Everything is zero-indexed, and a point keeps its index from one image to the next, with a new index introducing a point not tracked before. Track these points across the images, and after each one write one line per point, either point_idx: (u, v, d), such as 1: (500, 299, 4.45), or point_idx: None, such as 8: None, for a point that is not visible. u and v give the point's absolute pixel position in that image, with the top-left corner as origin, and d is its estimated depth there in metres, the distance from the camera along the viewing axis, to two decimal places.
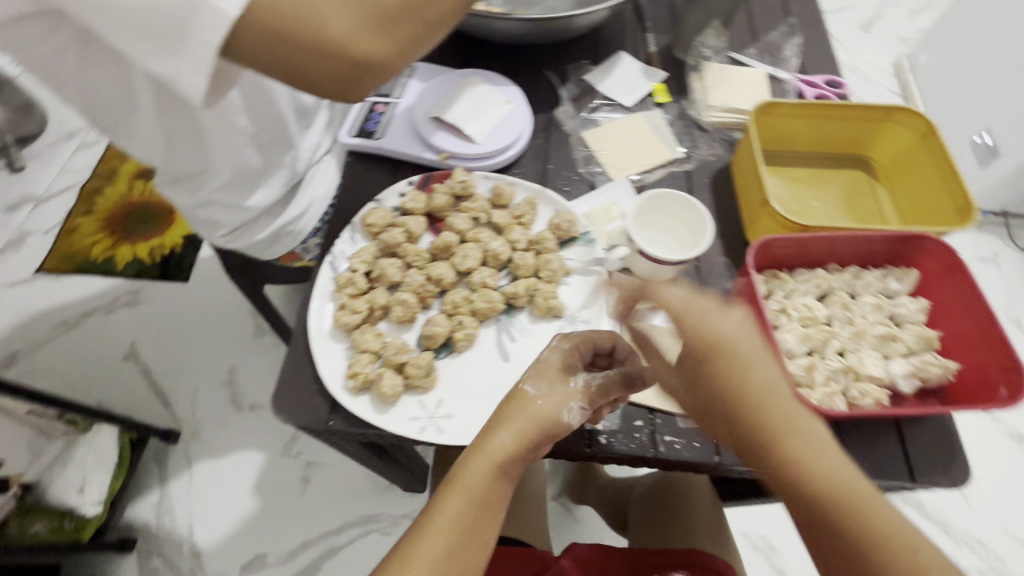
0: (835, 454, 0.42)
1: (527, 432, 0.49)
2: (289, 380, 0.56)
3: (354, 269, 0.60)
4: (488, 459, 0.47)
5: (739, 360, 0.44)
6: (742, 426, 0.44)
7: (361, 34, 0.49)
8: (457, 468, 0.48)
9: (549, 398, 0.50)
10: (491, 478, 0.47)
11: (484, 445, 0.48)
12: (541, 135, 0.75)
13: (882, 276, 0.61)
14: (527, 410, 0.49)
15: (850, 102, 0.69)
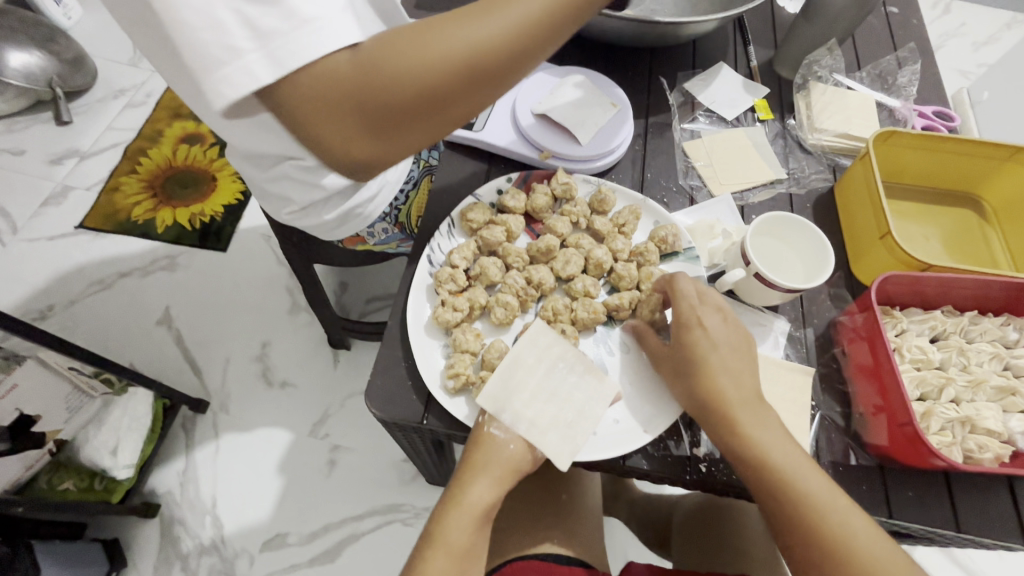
0: (768, 428, 0.48)
1: (503, 478, 0.50)
2: (383, 370, 0.54)
3: (455, 265, 0.58)
4: (468, 510, 0.49)
5: (710, 340, 0.50)
6: (698, 394, 0.50)
7: (370, 138, 0.46)
8: (438, 521, 0.50)
9: (518, 441, 0.50)
10: (472, 530, 0.49)
11: (461, 497, 0.50)
12: (639, 141, 0.72)
13: (1001, 324, 0.59)
14: (501, 457, 0.50)
15: (974, 137, 0.65)
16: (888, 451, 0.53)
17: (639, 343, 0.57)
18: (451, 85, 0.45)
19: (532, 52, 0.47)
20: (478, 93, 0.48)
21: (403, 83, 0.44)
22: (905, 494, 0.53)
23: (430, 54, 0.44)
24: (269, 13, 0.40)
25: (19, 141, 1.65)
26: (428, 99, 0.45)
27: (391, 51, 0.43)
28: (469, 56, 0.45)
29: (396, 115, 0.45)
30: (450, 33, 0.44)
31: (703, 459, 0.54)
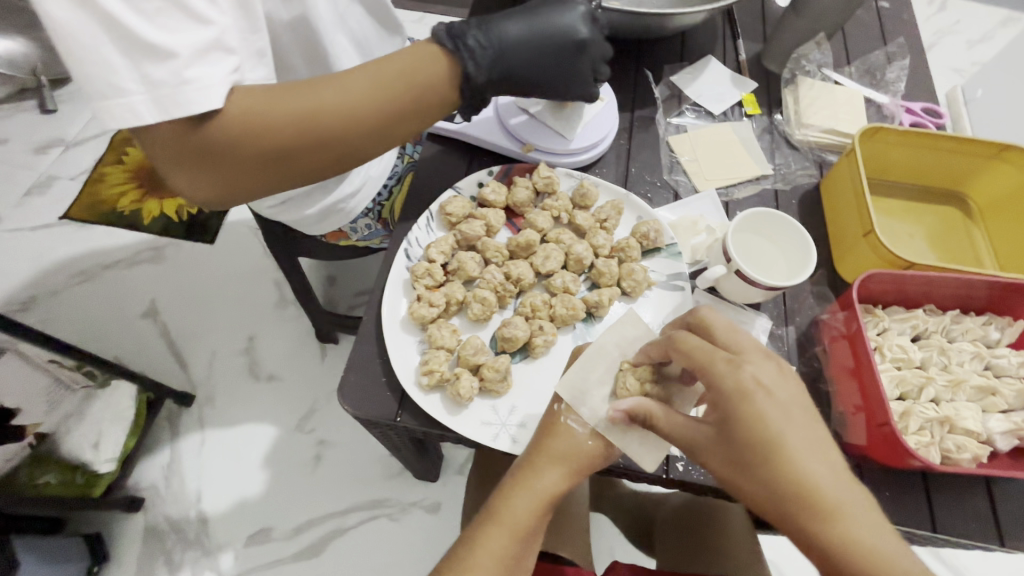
0: (818, 472, 0.39)
1: (577, 470, 0.49)
2: (359, 366, 0.53)
3: (432, 260, 0.57)
4: (536, 495, 0.48)
5: (742, 377, 0.42)
6: (732, 438, 0.41)
7: (227, 192, 0.45)
8: (501, 498, 0.48)
9: (596, 437, 0.49)
10: (537, 513, 0.48)
11: (531, 480, 0.48)
12: (624, 135, 0.71)
13: (983, 323, 0.58)
14: (577, 449, 0.49)
15: (961, 134, 0.65)
16: (867, 452, 0.52)
17: None
18: (312, 146, 0.45)
19: (402, 121, 0.47)
20: (345, 157, 0.47)
21: (259, 141, 0.43)
22: (882, 493, 0.52)
23: (289, 115, 0.43)
24: (161, 66, 0.39)
25: (2, 129, 1.62)
26: (286, 158, 0.44)
27: (251, 109, 0.42)
28: (330, 118, 0.44)
29: (251, 175, 0.45)
30: (313, 95, 0.44)
31: (680, 459, 0.54)
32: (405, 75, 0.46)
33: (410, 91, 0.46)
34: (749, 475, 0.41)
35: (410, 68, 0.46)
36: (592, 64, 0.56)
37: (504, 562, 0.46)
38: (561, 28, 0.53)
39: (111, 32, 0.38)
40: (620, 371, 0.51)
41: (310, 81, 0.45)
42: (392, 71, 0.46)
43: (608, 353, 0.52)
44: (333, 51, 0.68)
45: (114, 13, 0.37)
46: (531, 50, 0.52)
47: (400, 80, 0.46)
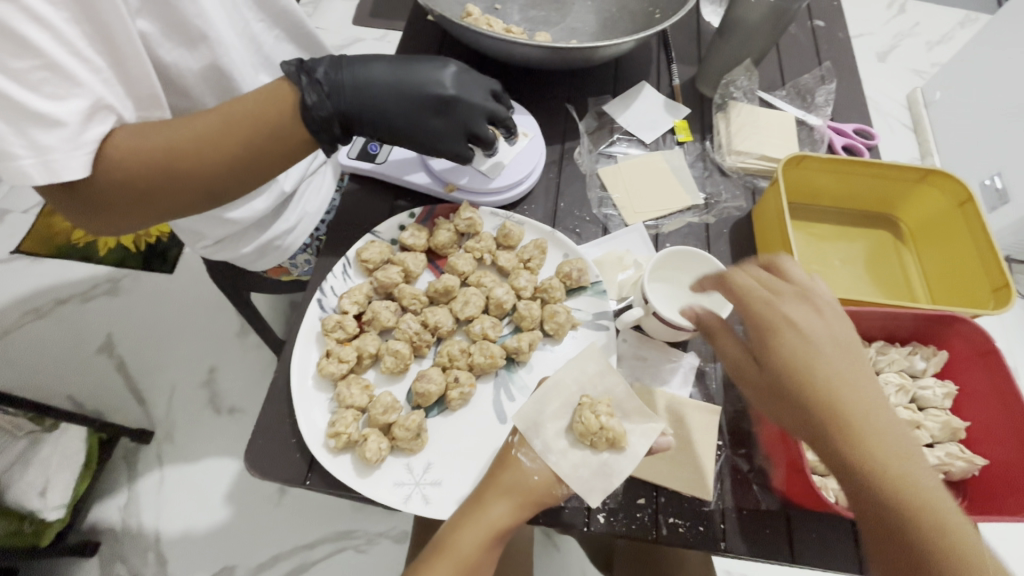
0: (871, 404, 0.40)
1: (525, 504, 0.47)
2: (267, 429, 0.51)
3: (345, 311, 0.55)
4: (483, 528, 0.46)
5: (809, 349, 0.42)
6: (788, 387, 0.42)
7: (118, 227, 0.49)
8: (448, 530, 0.47)
9: (545, 471, 0.48)
10: (483, 545, 0.46)
11: (478, 513, 0.47)
12: (553, 168, 0.70)
13: (909, 353, 0.58)
14: (525, 484, 0.47)
15: (884, 160, 0.65)
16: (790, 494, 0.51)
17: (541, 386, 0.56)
18: (175, 184, 0.47)
19: (263, 156, 0.49)
20: (213, 193, 0.49)
21: (124, 180, 0.45)
22: (808, 536, 0.51)
23: (149, 156, 0.45)
24: (48, 134, 0.42)
25: None
26: (154, 196, 0.47)
27: (115, 154, 0.45)
28: (189, 154, 0.46)
29: (129, 214, 0.48)
30: (172, 134, 0.46)
31: (602, 509, 0.52)
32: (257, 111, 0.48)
33: (261, 125, 0.48)
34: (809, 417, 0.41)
35: (263, 106, 0.48)
36: (464, 125, 0.57)
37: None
38: (426, 81, 0.55)
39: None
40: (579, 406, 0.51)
41: (171, 121, 0.47)
42: (245, 109, 0.48)
43: (567, 388, 0.52)
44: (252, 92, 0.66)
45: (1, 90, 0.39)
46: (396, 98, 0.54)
47: (253, 115, 0.48)
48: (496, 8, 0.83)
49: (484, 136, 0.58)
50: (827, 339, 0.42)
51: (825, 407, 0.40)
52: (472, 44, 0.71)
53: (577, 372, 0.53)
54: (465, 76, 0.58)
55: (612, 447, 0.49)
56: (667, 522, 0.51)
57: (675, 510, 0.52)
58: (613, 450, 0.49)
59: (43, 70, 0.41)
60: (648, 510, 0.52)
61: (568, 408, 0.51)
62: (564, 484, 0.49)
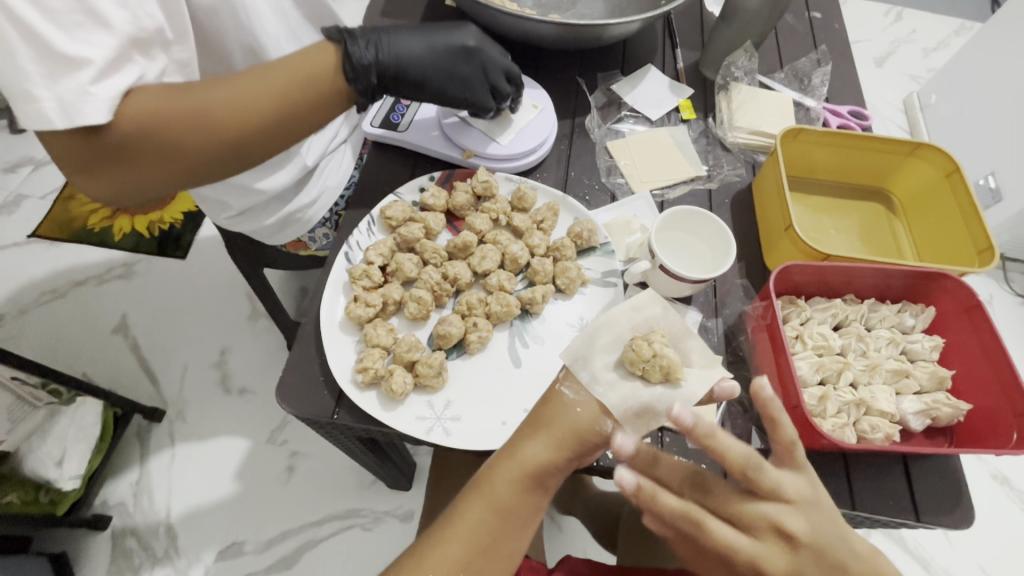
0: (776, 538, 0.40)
1: (564, 443, 0.48)
2: (297, 368, 0.55)
3: (370, 262, 0.59)
4: (519, 465, 0.47)
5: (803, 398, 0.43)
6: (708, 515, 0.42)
7: (154, 176, 0.47)
8: (487, 470, 0.49)
9: (587, 402, 0.48)
10: (519, 486, 0.47)
11: (517, 450, 0.48)
12: (564, 141, 0.74)
13: (899, 311, 0.62)
14: (568, 417, 0.48)
15: (875, 134, 0.69)
16: None
17: (553, 334, 0.59)
18: (207, 136, 0.47)
19: (323, 104, 0.52)
20: (261, 148, 0.51)
21: (172, 126, 0.45)
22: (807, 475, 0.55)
23: (186, 112, 0.45)
24: (74, 74, 0.41)
25: None
26: (180, 150, 0.46)
27: (135, 119, 0.44)
28: (228, 109, 0.47)
29: (164, 153, 0.46)
30: (210, 95, 0.47)
31: (610, 446, 0.55)
32: (307, 68, 0.51)
33: (309, 80, 0.51)
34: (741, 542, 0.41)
35: (310, 66, 0.51)
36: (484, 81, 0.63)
37: (480, 531, 0.47)
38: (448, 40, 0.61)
39: (25, 42, 0.40)
40: (631, 340, 0.48)
41: (205, 83, 0.48)
42: (294, 67, 0.50)
43: (620, 326, 0.49)
44: None
45: (24, 17, 0.39)
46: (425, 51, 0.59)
47: (300, 69, 0.50)
48: None
49: (507, 91, 0.66)
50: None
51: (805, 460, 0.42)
52: (488, 23, 0.76)
53: (631, 314, 0.50)
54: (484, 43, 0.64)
55: (666, 380, 0.46)
56: (672, 459, 0.55)
57: (679, 448, 0.55)
58: (667, 385, 0.46)
59: (82, 13, 0.41)
60: (654, 448, 0.55)
61: (619, 344, 0.49)
62: (609, 421, 0.47)
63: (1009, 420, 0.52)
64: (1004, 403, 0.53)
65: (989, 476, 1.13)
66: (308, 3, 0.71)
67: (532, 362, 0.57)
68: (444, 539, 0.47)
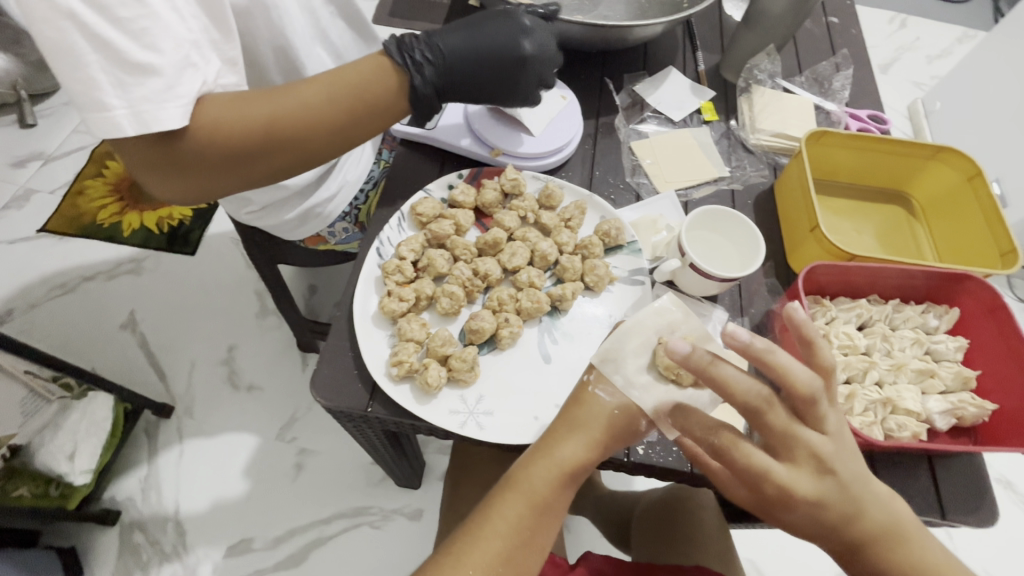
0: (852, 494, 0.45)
1: (601, 440, 0.50)
2: (331, 360, 0.55)
3: (403, 257, 0.60)
4: (559, 462, 0.48)
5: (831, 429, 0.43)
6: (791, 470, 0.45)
7: (218, 181, 0.51)
8: (522, 465, 0.49)
9: (621, 405, 0.50)
10: (557, 483, 0.48)
11: (556, 445, 0.49)
12: (588, 141, 0.75)
13: (923, 312, 0.62)
14: (606, 415, 0.50)
15: (898, 136, 0.69)
16: None
17: (583, 332, 0.60)
18: (271, 149, 0.51)
19: (377, 124, 0.56)
20: (316, 153, 0.54)
21: (237, 132, 0.49)
22: None
23: (252, 125, 0.49)
24: (143, 82, 0.45)
25: None
26: (247, 160, 0.50)
27: (204, 128, 0.48)
28: (293, 126, 0.51)
29: (228, 158, 0.50)
30: (274, 102, 0.50)
31: (640, 443, 0.56)
32: (359, 80, 0.53)
33: (367, 101, 0.54)
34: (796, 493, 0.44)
35: (370, 86, 0.54)
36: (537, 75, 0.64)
37: (518, 530, 0.47)
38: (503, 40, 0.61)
39: (98, 50, 0.43)
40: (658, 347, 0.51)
41: (267, 90, 0.51)
42: (354, 87, 0.53)
43: (645, 330, 0.52)
44: (308, 62, 0.69)
45: (92, 25, 0.42)
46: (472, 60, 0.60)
47: (354, 83, 0.53)
48: None
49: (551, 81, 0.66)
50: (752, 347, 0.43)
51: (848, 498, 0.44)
52: None
53: (657, 316, 0.52)
54: (538, 31, 0.63)
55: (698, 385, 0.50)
56: None
57: None
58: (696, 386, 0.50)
59: (144, 19, 0.44)
60: None
61: (647, 347, 0.51)
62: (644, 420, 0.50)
63: None
64: None
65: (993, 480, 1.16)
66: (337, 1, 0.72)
67: (562, 358, 0.58)
68: (478, 540, 0.46)
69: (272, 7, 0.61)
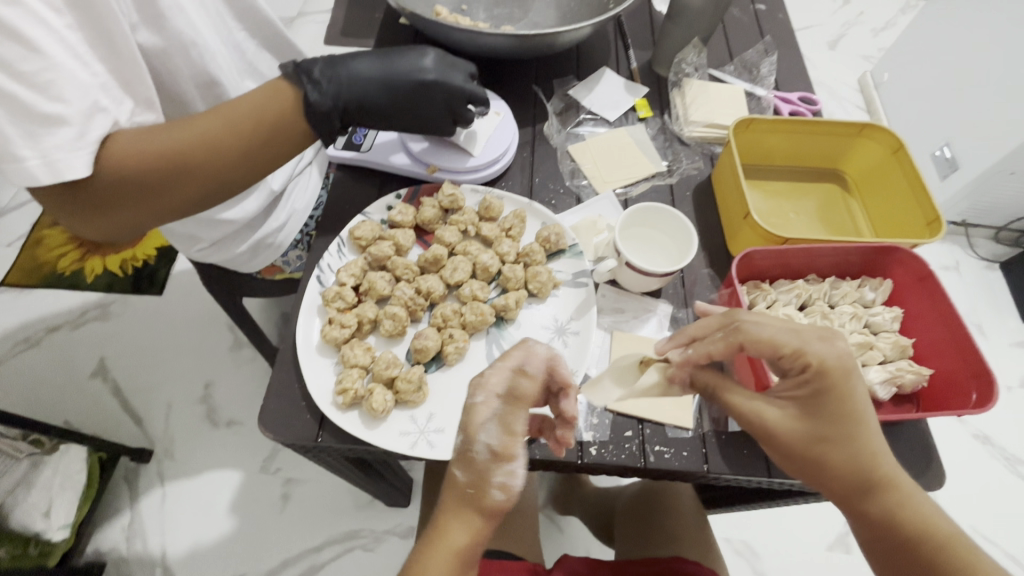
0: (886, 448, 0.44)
1: (476, 514, 0.43)
2: (279, 395, 0.55)
3: (343, 283, 0.60)
4: (448, 549, 0.42)
5: (859, 402, 0.44)
6: (817, 415, 0.44)
7: (134, 217, 0.51)
8: (412, 563, 0.43)
9: (482, 478, 0.43)
10: (453, 575, 0.42)
11: (442, 532, 0.43)
12: (527, 148, 0.76)
13: (859, 286, 0.64)
14: (466, 496, 0.43)
15: (822, 118, 0.71)
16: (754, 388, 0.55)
17: (530, 339, 0.60)
18: (178, 178, 0.50)
19: (284, 137, 0.54)
20: (227, 180, 0.53)
21: (143, 169, 0.48)
22: None
23: (154, 155, 0.48)
24: (53, 132, 0.45)
25: None
26: (157, 191, 0.50)
27: (112, 167, 0.48)
28: (195, 152, 0.49)
29: (137, 195, 0.49)
30: (178, 137, 0.49)
31: (592, 442, 0.57)
32: (262, 104, 0.52)
33: (268, 120, 0.52)
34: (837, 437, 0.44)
35: (264, 103, 0.52)
36: (447, 104, 0.64)
37: None
38: (412, 70, 0.62)
39: (7, 106, 0.43)
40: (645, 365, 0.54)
41: (174, 123, 0.51)
42: (249, 108, 0.52)
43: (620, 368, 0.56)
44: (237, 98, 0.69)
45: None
46: (374, 82, 0.60)
47: (256, 107, 0.52)
48: (462, 9, 0.88)
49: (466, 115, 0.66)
50: (780, 330, 0.45)
51: (878, 478, 0.44)
52: (441, 39, 0.78)
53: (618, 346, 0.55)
54: (446, 62, 0.65)
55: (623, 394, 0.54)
56: (654, 450, 0.56)
57: (661, 439, 0.57)
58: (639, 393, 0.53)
59: (48, 71, 0.44)
60: (636, 441, 0.57)
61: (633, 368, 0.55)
62: (499, 489, 0.43)
63: (969, 380, 0.55)
64: (965, 365, 0.55)
65: (970, 437, 1.20)
66: (261, 35, 0.72)
67: None
68: None
69: (189, 48, 0.61)
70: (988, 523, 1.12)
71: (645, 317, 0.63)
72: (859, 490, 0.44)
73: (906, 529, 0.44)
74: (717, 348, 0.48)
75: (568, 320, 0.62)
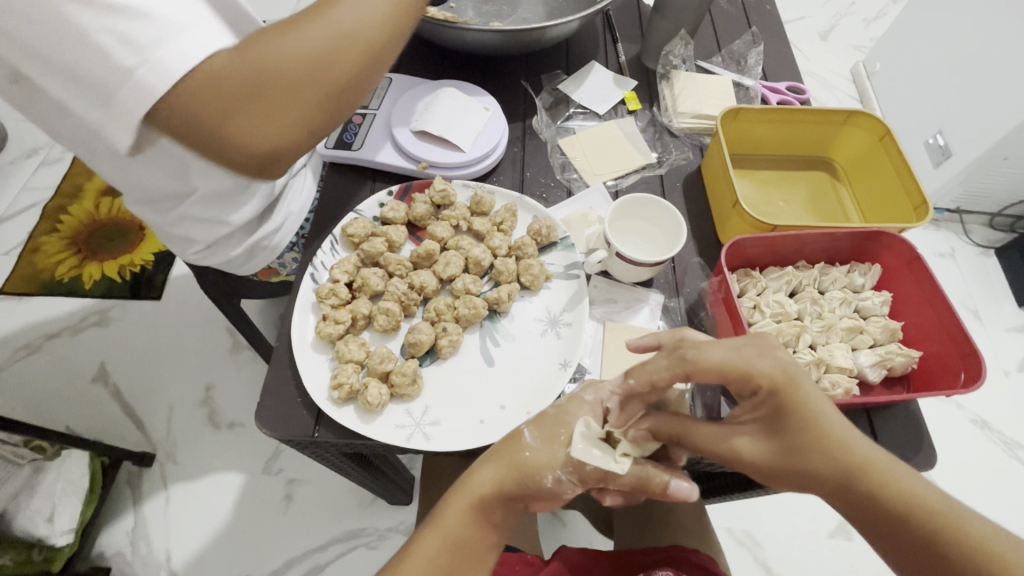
0: (859, 436, 0.43)
1: (509, 478, 0.48)
2: (274, 392, 0.55)
3: (337, 280, 0.61)
4: (468, 495, 0.48)
5: (818, 401, 0.43)
6: (782, 429, 0.44)
7: (279, 117, 0.49)
8: (440, 508, 0.50)
9: (537, 450, 0.48)
10: (468, 521, 0.48)
11: (467, 480, 0.49)
12: (517, 144, 0.76)
13: (848, 272, 0.65)
14: (516, 458, 0.48)
15: (809, 106, 0.72)
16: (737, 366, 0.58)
17: (523, 331, 0.61)
18: (309, 67, 0.48)
19: (399, 11, 0.52)
20: (355, 67, 0.51)
21: (272, 60, 0.47)
22: None
23: (283, 44, 0.47)
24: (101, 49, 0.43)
25: None
26: (293, 83, 0.48)
27: (239, 61, 0.46)
28: (319, 37, 0.48)
29: (273, 85, 0.47)
30: (303, 28, 0.48)
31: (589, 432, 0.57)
32: None
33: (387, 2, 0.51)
34: (802, 446, 0.43)
35: None
36: None
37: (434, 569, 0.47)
38: None
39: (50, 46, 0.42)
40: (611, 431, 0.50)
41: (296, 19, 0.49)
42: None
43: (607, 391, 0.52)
44: None
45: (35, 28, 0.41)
46: None
47: None
48: (451, 6, 0.89)
49: None
50: (723, 356, 0.45)
51: (855, 469, 0.42)
52: (429, 36, 0.78)
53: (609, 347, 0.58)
54: None
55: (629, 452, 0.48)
56: None
57: None
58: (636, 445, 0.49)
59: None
60: None
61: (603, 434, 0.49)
62: (550, 477, 0.47)
63: (957, 361, 0.55)
64: (952, 346, 0.56)
65: (968, 422, 1.21)
66: None
67: (504, 359, 0.59)
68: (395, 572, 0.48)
69: None
70: (988, 507, 1.13)
71: (636, 308, 0.64)
72: (849, 491, 0.42)
73: (911, 523, 0.40)
74: (662, 377, 0.47)
75: (561, 311, 0.62)
